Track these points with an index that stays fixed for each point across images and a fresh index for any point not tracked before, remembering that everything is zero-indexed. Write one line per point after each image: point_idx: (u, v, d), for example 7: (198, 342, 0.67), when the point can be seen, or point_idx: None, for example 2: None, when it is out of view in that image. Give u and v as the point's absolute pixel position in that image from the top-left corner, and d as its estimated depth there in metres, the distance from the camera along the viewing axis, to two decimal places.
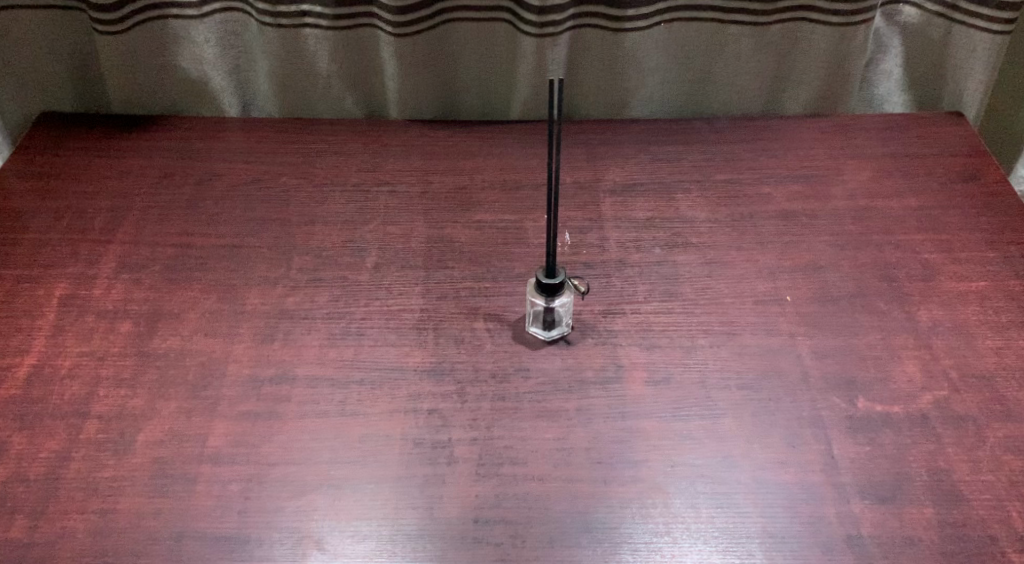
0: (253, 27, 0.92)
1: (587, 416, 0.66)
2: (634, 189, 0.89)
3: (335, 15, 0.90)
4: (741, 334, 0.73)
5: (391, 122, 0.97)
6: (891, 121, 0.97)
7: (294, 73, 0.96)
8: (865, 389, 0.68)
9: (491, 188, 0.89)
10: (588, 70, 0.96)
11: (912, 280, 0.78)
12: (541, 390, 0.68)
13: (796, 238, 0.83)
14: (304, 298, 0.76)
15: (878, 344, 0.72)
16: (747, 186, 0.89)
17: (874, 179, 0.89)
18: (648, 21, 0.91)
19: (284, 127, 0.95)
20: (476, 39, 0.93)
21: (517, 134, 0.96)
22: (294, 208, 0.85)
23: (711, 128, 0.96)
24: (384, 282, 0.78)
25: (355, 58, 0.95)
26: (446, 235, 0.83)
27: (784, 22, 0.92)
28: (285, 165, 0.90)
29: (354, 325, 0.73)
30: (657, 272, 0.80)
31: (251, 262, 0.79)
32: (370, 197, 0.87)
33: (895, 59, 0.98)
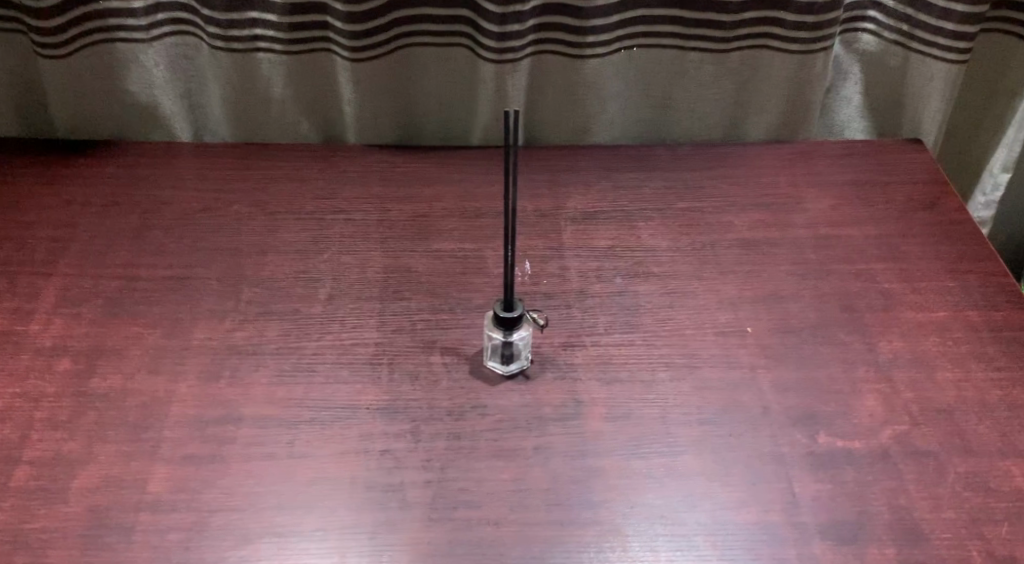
0: (204, 51, 0.89)
1: (544, 455, 0.65)
2: (596, 216, 0.88)
3: (289, 39, 0.88)
4: (702, 368, 0.72)
5: (348, 148, 0.95)
6: (851, 148, 0.97)
7: (248, 97, 0.93)
8: (826, 423, 0.67)
9: (450, 216, 0.87)
10: (549, 96, 0.95)
11: (872, 311, 0.77)
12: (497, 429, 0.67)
13: (757, 267, 0.82)
14: (254, 333, 0.74)
15: (840, 378, 0.71)
16: (709, 214, 0.88)
17: (834, 207, 0.89)
18: (608, 47, 0.90)
19: (237, 153, 0.93)
20: (435, 64, 0.91)
21: (476, 160, 0.94)
22: (247, 238, 0.83)
23: (673, 154, 0.96)
24: (337, 314, 0.76)
25: (310, 83, 0.93)
26: (404, 264, 0.82)
27: (744, 50, 0.92)
28: (238, 192, 0.88)
29: (305, 361, 0.71)
30: (618, 302, 0.79)
31: (199, 294, 0.77)
32: (326, 224, 0.85)
33: (855, 86, 0.98)
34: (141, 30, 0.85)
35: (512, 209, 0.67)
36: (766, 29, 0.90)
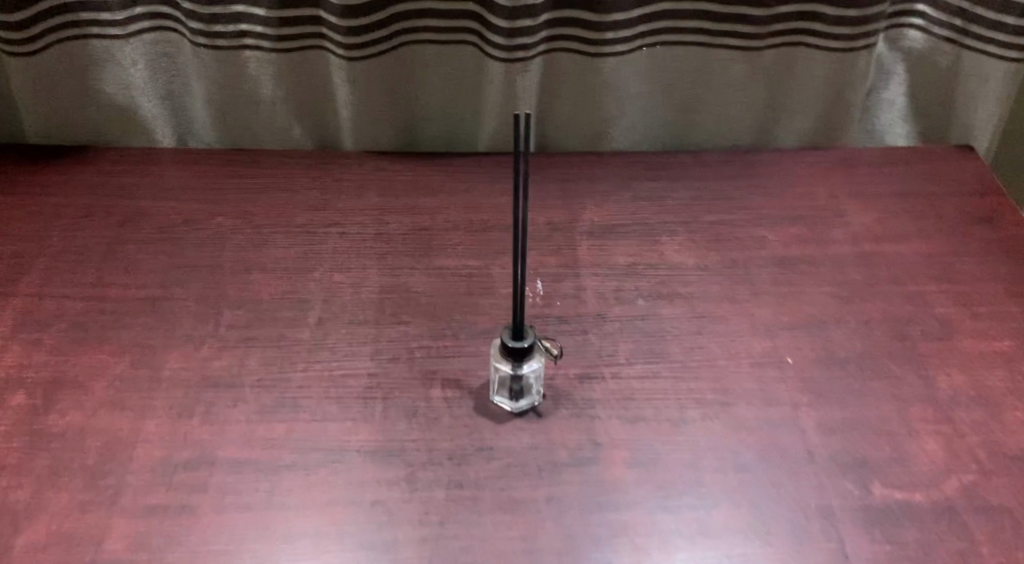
0: (187, 49, 0.82)
1: (554, 510, 0.56)
2: (614, 230, 0.80)
3: (279, 36, 0.80)
4: (737, 405, 0.64)
5: (343, 155, 0.87)
6: (894, 155, 0.88)
7: (235, 100, 0.85)
8: (880, 472, 0.59)
9: (454, 229, 0.79)
10: (563, 98, 0.87)
11: (927, 339, 0.69)
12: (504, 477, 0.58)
13: (795, 288, 0.74)
14: (233, 362, 0.66)
15: (894, 417, 0.63)
16: (739, 228, 0.80)
17: (879, 222, 0.80)
18: (629, 45, 0.82)
19: (223, 160, 0.85)
20: (438, 63, 0.83)
21: (483, 168, 0.86)
22: (230, 254, 0.75)
23: (698, 162, 0.88)
24: (327, 341, 0.68)
25: (302, 84, 0.85)
26: (402, 283, 0.74)
27: (778, 48, 0.83)
28: (222, 203, 0.80)
29: (289, 395, 0.64)
30: (641, 327, 0.70)
31: (174, 317, 0.69)
32: (317, 239, 0.78)
33: (899, 88, 0.89)
34: (117, 25, 0.78)
35: (524, 225, 0.59)
36: (804, 25, 0.81)
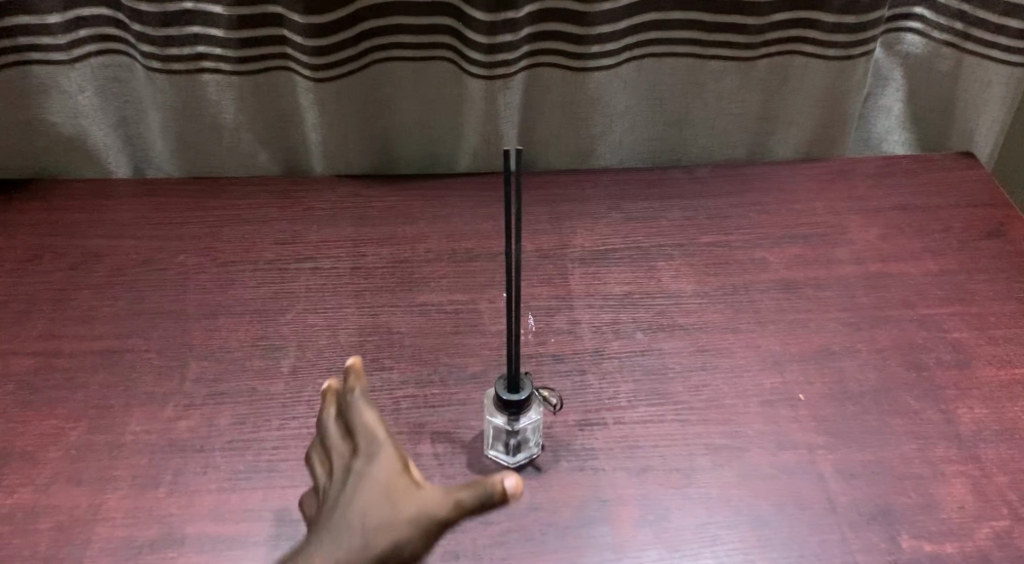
0: (139, 73, 0.76)
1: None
2: (607, 256, 0.75)
3: (239, 58, 0.74)
4: (749, 451, 0.60)
5: (314, 181, 0.81)
6: (893, 164, 0.84)
7: (193, 126, 0.79)
8: (906, 521, 0.55)
9: (436, 260, 0.74)
10: (547, 115, 0.82)
11: (944, 368, 0.65)
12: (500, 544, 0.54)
13: (800, 315, 0.69)
14: (200, 421, 0.60)
15: (916, 458, 0.59)
16: (738, 250, 0.75)
17: (883, 239, 0.76)
18: (615, 58, 0.77)
19: (183, 191, 0.79)
20: (413, 81, 0.78)
21: (464, 191, 0.81)
22: (193, 296, 0.70)
23: (690, 178, 0.83)
24: (304, 393, 0.63)
25: (267, 107, 0.79)
26: (383, 323, 0.68)
27: (773, 57, 0.79)
28: (184, 239, 0.74)
29: (264, 457, 0.58)
30: (641, 365, 0.66)
31: (134, 373, 0.63)
32: (288, 276, 0.72)
33: (896, 94, 0.85)
34: (61, 49, 0.72)
35: (517, 266, 0.54)
36: (799, 33, 0.77)
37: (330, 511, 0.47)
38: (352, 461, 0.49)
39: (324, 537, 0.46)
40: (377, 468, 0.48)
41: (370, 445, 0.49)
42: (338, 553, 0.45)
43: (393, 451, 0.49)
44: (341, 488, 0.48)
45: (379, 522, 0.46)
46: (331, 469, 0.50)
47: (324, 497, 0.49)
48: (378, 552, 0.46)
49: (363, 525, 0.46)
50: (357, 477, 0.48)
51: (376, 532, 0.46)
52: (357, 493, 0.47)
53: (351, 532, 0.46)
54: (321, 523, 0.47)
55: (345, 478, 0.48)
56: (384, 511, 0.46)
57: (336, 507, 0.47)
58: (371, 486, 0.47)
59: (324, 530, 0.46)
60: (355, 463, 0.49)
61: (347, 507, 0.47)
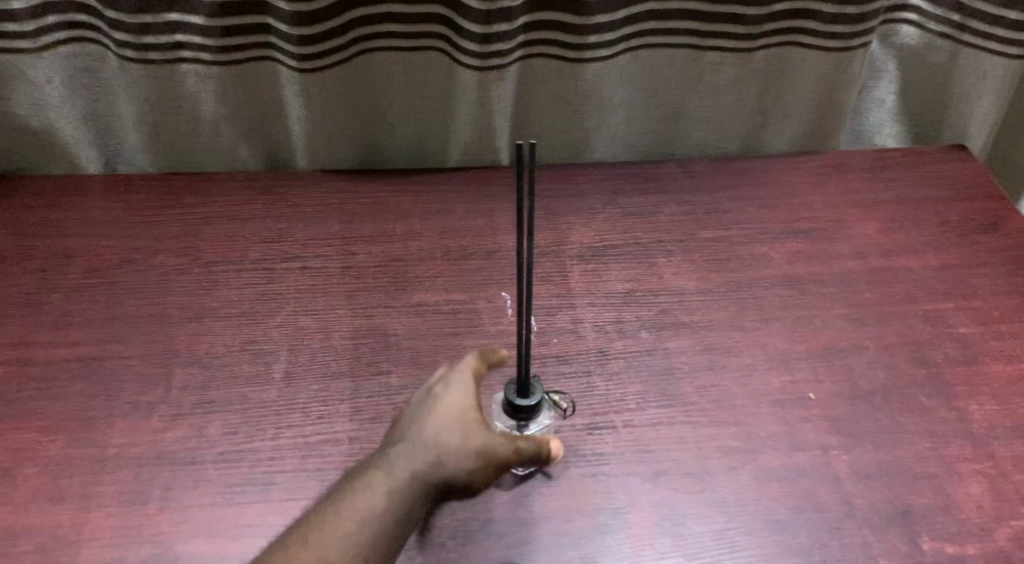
0: (112, 62, 0.72)
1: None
2: (606, 252, 0.73)
3: (220, 47, 0.70)
4: (764, 453, 0.58)
5: (299, 176, 0.78)
6: (889, 156, 0.84)
7: (170, 118, 0.75)
8: (925, 523, 0.54)
9: (431, 258, 0.71)
10: (540, 107, 0.79)
11: (952, 364, 0.64)
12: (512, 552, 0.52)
13: (806, 311, 0.68)
14: (189, 432, 0.57)
15: (931, 457, 0.58)
16: (739, 245, 0.74)
17: (884, 232, 0.75)
18: (612, 48, 0.75)
19: (160, 187, 0.75)
20: (402, 72, 0.75)
21: (456, 185, 0.78)
22: (175, 298, 0.66)
23: (687, 171, 0.81)
24: (298, 399, 0.59)
25: (248, 99, 0.75)
26: (378, 324, 0.65)
27: (770, 48, 0.77)
28: (163, 238, 0.71)
29: (259, 469, 0.55)
30: (648, 365, 0.64)
31: (115, 382, 0.60)
32: (275, 276, 0.68)
33: (889, 86, 0.85)
34: (27, 37, 0.68)
35: (527, 268, 0.51)
36: (798, 24, 0.75)
37: (406, 427, 0.51)
38: (433, 387, 0.53)
39: (398, 448, 0.50)
40: (457, 394, 0.52)
41: (453, 375, 0.53)
42: (411, 464, 0.49)
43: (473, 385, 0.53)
44: (419, 407, 0.52)
45: (452, 441, 0.50)
46: (413, 396, 0.54)
47: (401, 416, 0.53)
48: (445, 468, 0.49)
49: (436, 442, 0.50)
50: (437, 399, 0.52)
51: (448, 450, 0.49)
52: (435, 412, 0.51)
53: (425, 446, 0.49)
54: (396, 438, 0.51)
55: (424, 400, 0.52)
56: (457, 432, 0.50)
57: (413, 423, 0.51)
58: (449, 410, 0.51)
59: (399, 443, 0.50)
60: (437, 389, 0.53)
61: (425, 424, 0.50)
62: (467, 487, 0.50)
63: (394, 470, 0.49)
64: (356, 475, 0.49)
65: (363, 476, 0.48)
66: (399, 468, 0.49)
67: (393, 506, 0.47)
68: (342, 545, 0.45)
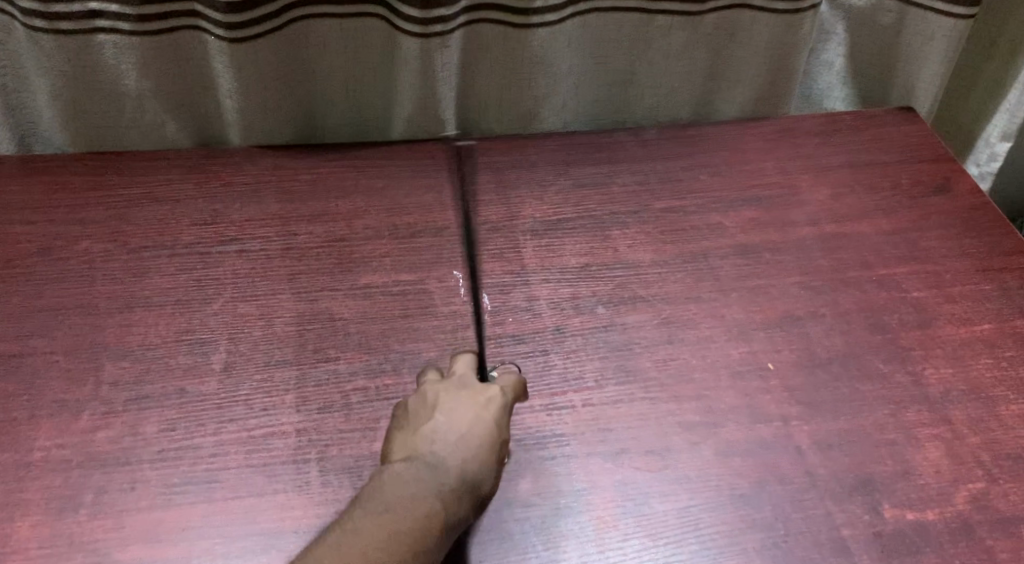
0: (19, 32, 0.66)
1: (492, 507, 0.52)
2: (559, 226, 0.71)
3: (140, 16, 0.65)
4: (726, 427, 0.57)
5: (232, 152, 0.73)
6: (838, 119, 0.83)
7: (87, 93, 0.70)
8: (886, 490, 0.54)
9: (376, 237, 0.68)
10: (486, 76, 0.76)
11: (907, 329, 0.64)
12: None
13: (762, 280, 0.67)
14: (123, 431, 0.53)
15: (890, 424, 0.58)
16: (694, 215, 0.72)
17: (837, 198, 0.75)
18: (560, 13, 0.72)
19: (80, 168, 0.70)
20: (340, 41, 0.71)
21: (400, 159, 0.75)
22: (103, 288, 0.62)
23: (638, 140, 0.79)
24: (241, 391, 0.56)
25: (174, 71, 0.70)
26: (324, 308, 0.62)
27: (720, 11, 0.75)
28: (86, 222, 0.66)
29: (201, 467, 0.52)
30: (605, 341, 0.62)
31: (39, 380, 0.56)
32: (211, 261, 0.64)
33: (838, 49, 0.85)
34: None
35: None
36: None
37: (458, 445, 0.50)
38: (481, 401, 0.52)
39: (451, 471, 0.48)
40: (503, 418, 0.52)
41: (500, 390, 0.53)
42: (462, 495, 0.48)
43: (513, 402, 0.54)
44: (467, 421, 0.51)
45: (499, 474, 0.50)
46: (451, 398, 0.52)
47: (442, 422, 0.51)
48: (479, 503, 0.49)
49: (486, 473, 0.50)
50: (486, 417, 0.51)
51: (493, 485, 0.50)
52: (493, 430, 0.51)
53: (474, 478, 0.49)
54: (446, 454, 0.49)
55: (473, 414, 0.51)
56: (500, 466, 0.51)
57: (466, 443, 0.50)
58: (497, 434, 0.51)
59: (453, 466, 0.48)
60: (484, 404, 0.52)
61: (478, 448, 0.50)
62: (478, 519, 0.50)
63: (445, 499, 0.47)
64: (405, 495, 0.46)
65: (417, 505, 0.46)
66: (452, 498, 0.47)
67: (439, 544, 0.46)
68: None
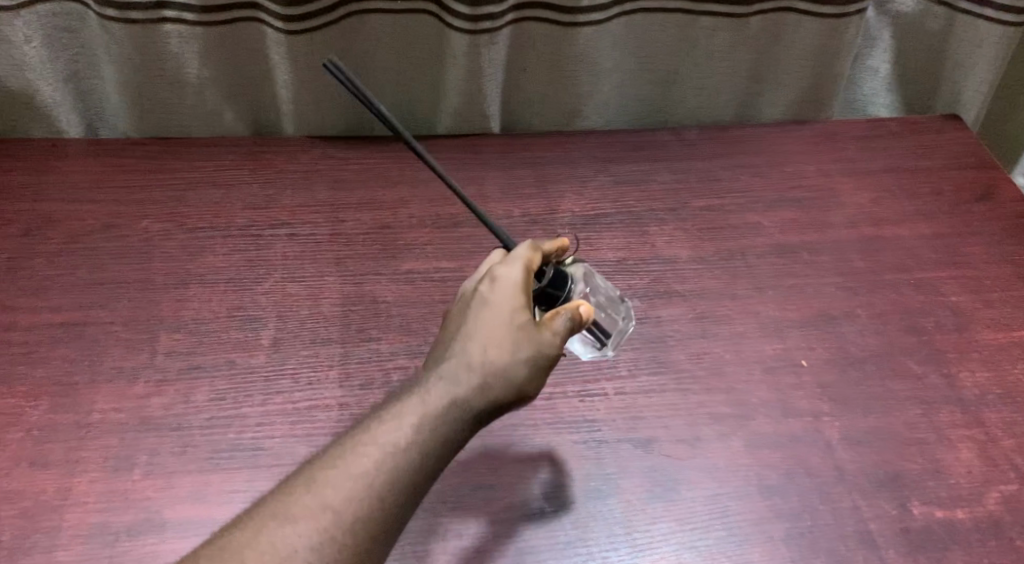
0: (92, 21, 0.70)
1: (542, 495, 0.53)
2: (598, 220, 0.72)
3: (204, 7, 0.68)
4: (756, 420, 0.58)
5: (285, 140, 0.76)
6: (882, 125, 0.83)
7: (153, 80, 0.74)
8: (915, 487, 0.55)
9: (420, 225, 0.70)
10: (532, 73, 0.78)
11: (943, 332, 0.64)
12: (541, 475, 0.54)
13: (798, 279, 0.68)
14: (175, 398, 0.56)
15: (922, 424, 0.58)
16: (732, 214, 0.73)
17: (877, 202, 0.75)
18: (606, 12, 0.73)
19: (142, 151, 0.74)
20: (392, 36, 0.73)
21: (446, 152, 0.77)
22: (160, 264, 0.65)
23: (679, 140, 0.80)
24: (286, 365, 0.59)
25: (233, 61, 0.74)
26: (367, 292, 0.64)
27: (765, 14, 0.76)
28: (147, 203, 0.69)
29: (247, 435, 0.54)
30: (639, 332, 0.63)
31: (98, 347, 0.59)
32: (262, 242, 0.67)
33: (884, 55, 0.85)
34: None
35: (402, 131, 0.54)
36: None
37: (447, 345, 0.50)
38: (478, 294, 0.51)
39: (438, 370, 0.49)
40: (504, 299, 0.50)
41: (503, 275, 0.52)
42: (453, 388, 0.47)
43: (525, 283, 0.51)
44: (466, 320, 0.50)
45: (499, 354, 0.48)
46: (456, 305, 0.53)
47: (443, 330, 0.52)
48: (477, 387, 0.48)
49: (483, 361, 0.48)
50: (478, 306, 0.51)
51: (494, 368, 0.48)
52: (485, 314, 0.50)
53: (460, 367, 0.48)
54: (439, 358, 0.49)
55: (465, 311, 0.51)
56: (505, 343, 0.49)
57: (454, 340, 0.50)
58: (498, 318, 0.50)
59: (440, 366, 0.49)
60: (482, 296, 0.51)
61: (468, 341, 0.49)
62: (497, 402, 0.48)
63: (431, 398, 0.47)
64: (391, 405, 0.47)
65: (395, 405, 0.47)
66: (433, 393, 0.47)
67: (420, 433, 0.45)
68: (373, 484, 0.43)
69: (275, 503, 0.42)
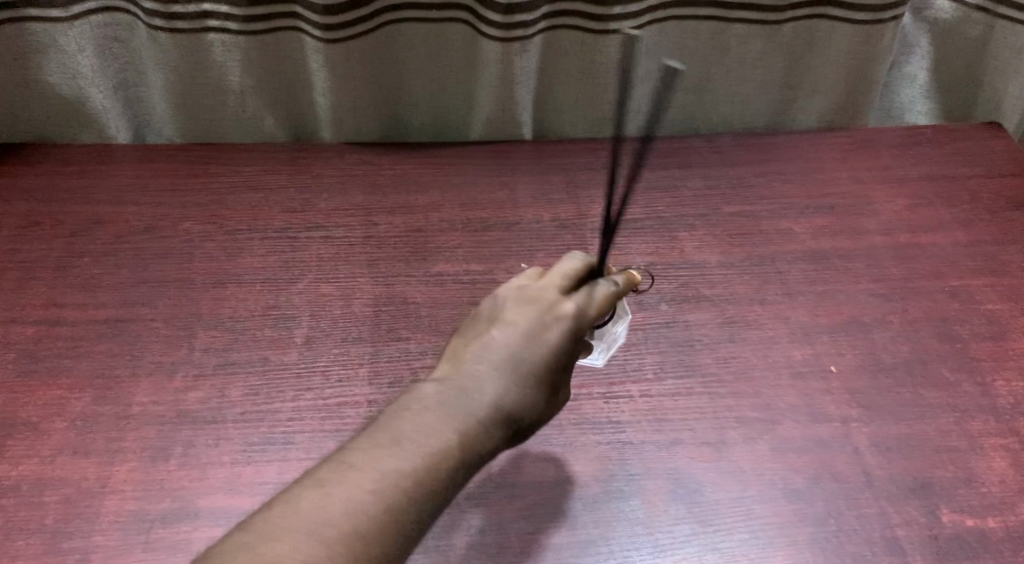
0: (141, 31, 0.73)
1: (563, 501, 0.54)
2: (628, 226, 0.72)
3: (247, 16, 0.71)
4: (783, 424, 0.58)
5: (323, 146, 0.78)
6: (919, 132, 0.82)
7: (197, 87, 0.76)
8: (945, 495, 0.54)
9: (451, 229, 0.71)
10: (564, 80, 0.79)
11: (978, 340, 0.63)
12: (564, 483, 0.54)
13: (829, 285, 0.67)
14: (210, 393, 0.58)
15: (953, 431, 0.57)
16: (764, 220, 0.73)
17: (912, 208, 0.74)
18: (637, 20, 0.74)
19: (186, 156, 0.76)
20: (426, 43, 0.75)
21: (478, 157, 0.78)
22: (200, 264, 0.67)
23: (711, 147, 0.80)
24: (318, 363, 0.60)
25: (274, 69, 0.76)
26: (398, 293, 0.65)
27: (799, 20, 0.76)
28: (189, 206, 0.72)
29: (278, 429, 0.56)
30: (666, 336, 0.63)
31: (140, 342, 0.61)
32: (298, 244, 0.69)
33: (922, 62, 0.84)
34: (59, 6, 0.70)
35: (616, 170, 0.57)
36: None
37: (496, 374, 0.47)
38: (542, 322, 0.49)
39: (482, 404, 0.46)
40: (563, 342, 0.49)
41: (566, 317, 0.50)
42: (489, 434, 0.46)
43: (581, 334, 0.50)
44: (522, 356, 0.48)
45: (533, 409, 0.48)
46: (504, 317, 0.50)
47: (487, 344, 0.49)
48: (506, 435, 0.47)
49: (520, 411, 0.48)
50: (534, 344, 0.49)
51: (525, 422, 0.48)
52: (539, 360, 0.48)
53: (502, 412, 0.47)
54: (486, 383, 0.47)
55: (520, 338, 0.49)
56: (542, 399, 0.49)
57: (504, 374, 0.48)
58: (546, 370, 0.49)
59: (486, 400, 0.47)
60: (542, 328, 0.49)
61: (522, 378, 0.48)
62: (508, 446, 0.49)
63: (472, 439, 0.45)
64: (430, 425, 0.45)
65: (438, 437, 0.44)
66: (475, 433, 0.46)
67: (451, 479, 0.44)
68: (404, 522, 0.41)
69: (310, 530, 0.39)
